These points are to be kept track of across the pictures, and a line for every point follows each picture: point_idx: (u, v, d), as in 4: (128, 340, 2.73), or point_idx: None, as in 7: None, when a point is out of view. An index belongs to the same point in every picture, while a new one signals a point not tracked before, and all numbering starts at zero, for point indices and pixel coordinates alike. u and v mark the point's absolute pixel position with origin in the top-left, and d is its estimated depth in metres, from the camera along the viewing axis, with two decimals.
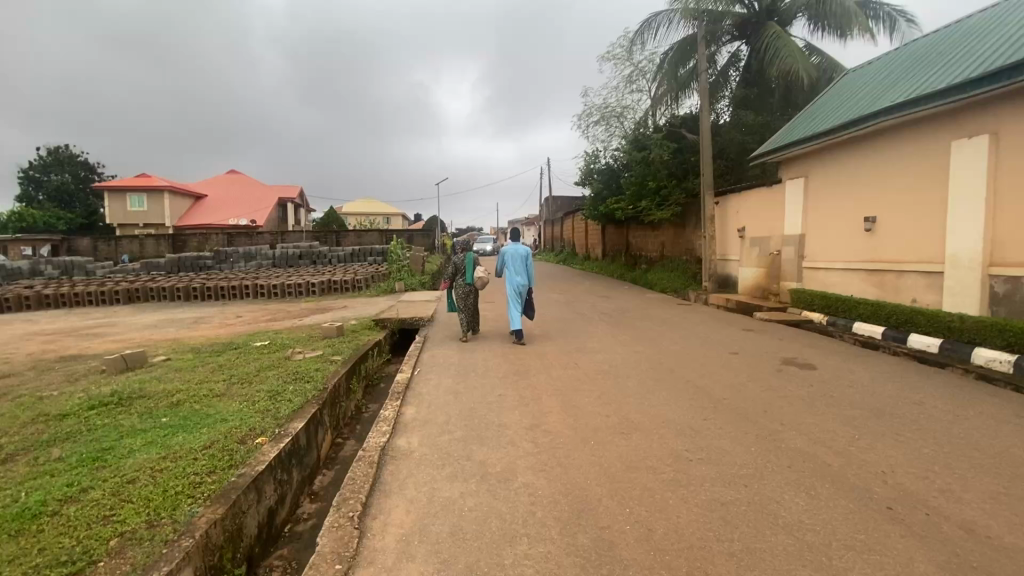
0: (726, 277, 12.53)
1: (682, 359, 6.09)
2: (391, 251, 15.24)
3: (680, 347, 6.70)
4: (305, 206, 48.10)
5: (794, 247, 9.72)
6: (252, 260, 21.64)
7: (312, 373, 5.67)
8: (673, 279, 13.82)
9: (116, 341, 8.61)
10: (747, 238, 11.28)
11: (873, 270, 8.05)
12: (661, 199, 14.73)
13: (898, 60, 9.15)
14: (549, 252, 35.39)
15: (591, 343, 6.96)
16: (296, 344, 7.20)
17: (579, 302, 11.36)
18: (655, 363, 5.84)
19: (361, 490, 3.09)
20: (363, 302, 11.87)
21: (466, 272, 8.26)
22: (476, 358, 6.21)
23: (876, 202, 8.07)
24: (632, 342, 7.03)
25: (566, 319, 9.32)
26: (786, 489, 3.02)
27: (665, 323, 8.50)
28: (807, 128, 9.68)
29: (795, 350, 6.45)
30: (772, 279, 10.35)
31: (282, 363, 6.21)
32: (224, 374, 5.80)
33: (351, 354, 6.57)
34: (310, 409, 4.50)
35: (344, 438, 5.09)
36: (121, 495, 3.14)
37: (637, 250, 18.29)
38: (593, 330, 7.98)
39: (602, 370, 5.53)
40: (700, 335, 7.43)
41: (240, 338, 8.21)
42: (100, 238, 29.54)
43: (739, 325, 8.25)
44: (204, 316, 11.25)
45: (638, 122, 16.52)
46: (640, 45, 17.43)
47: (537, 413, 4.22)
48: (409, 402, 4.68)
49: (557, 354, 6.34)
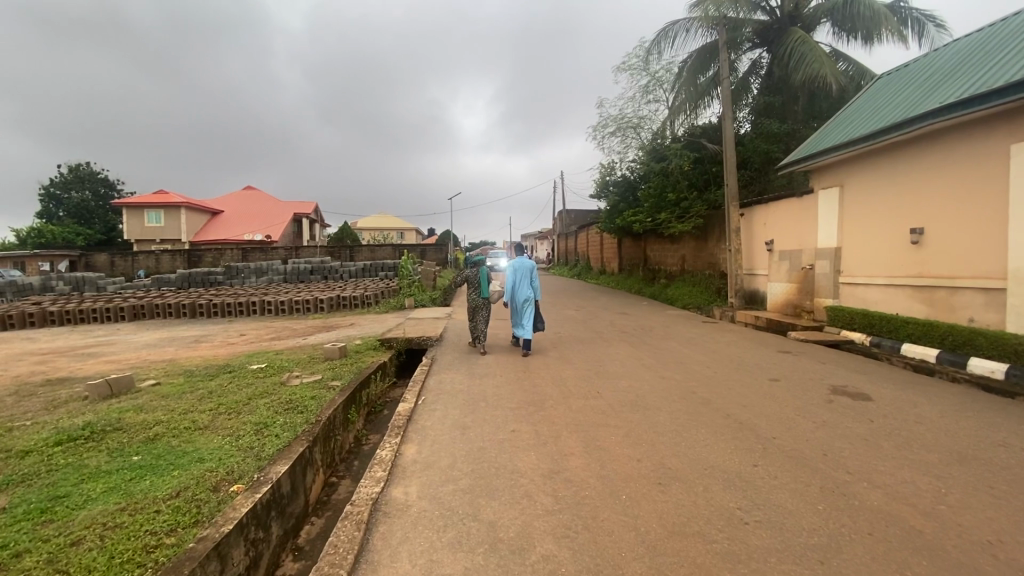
0: (752, 292, 11.84)
1: (717, 386, 5.46)
2: (401, 267, 14.78)
3: (711, 372, 6.07)
4: (320, 221, 48.14)
5: (829, 261, 9.04)
6: (263, 275, 21.37)
7: (307, 401, 5.13)
8: (696, 295, 13.16)
9: (111, 362, 8.19)
10: (776, 252, 10.62)
11: (920, 287, 7.36)
12: (681, 212, 14.11)
13: (940, 61, 8.50)
14: (564, 266, 34.79)
15: (614, 367, 6.35)
16: (295, 368, 6.69)
17: (597, 320, 10.74)
18: (686, 392, 5.23)
19: (343, 563, 2.51)
20: (371, 320, 11.38)
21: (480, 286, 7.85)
22: (486, 384, 5.65)
23: (921, 212, 7.40)
24: (658, 366, 6.39)
25: (584, 338, 8.72)
26: (874, 569, 2.39)
27: (693, 344, 7.84)
28: (841, 134, 9.04)
29: (842, 376, 5.78)
30: (804, 295, 9.67)
31: (276, 389, 5.69)
32: (212, 403, 5.30)
33: (351, 378, 6.02)
34: (297, 448, 3.93)
35: (339, 477, 4.53)
36: (57, 564, 2.62)
37: (656, 264, 17.65)
38: (614, 350, 7.38)
39: (627, 401, 4.93)
40: (732, 358, 6.79)
41: (239, 360, 7.74)
42: (116, 254, 29.62)
43: (774, 346, 7.58)
44: (206, 334, 10.83)
45: (655, 133, 15.97)
46: (657, 55, 16.97)
47: (556, 458, 3.64)
48: (410, 439, 4.10)
49: (576, 380, 5.75)
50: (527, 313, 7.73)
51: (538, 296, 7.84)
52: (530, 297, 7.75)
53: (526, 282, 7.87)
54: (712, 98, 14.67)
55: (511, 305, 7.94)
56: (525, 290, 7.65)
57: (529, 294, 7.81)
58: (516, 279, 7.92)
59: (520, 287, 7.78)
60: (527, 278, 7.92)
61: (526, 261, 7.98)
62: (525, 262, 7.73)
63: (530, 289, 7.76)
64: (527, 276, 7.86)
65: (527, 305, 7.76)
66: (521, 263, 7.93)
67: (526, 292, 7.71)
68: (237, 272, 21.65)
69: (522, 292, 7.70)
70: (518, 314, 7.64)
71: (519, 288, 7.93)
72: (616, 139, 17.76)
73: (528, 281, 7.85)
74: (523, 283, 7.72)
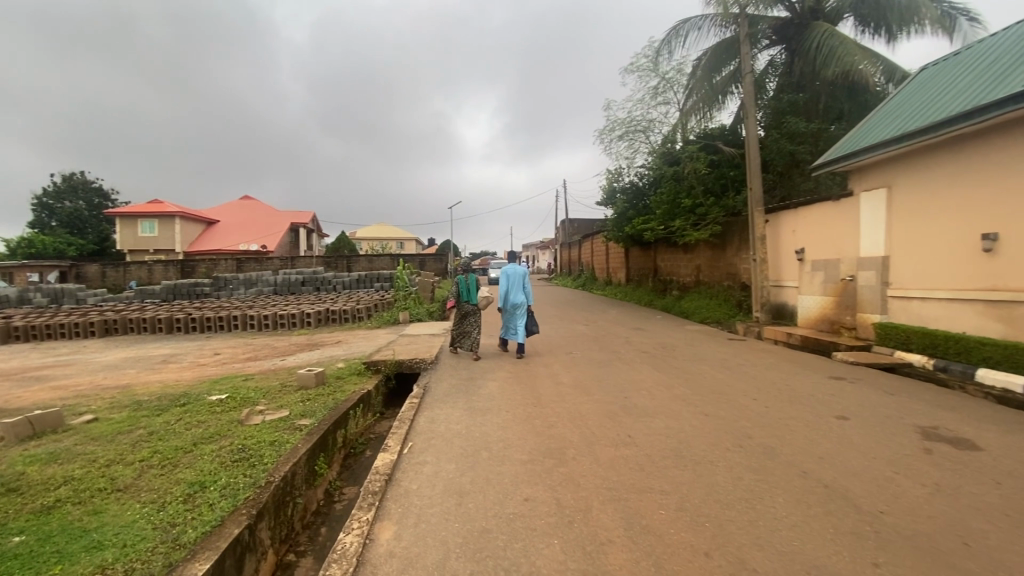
0: (780, 306, 10.78)
1: (777, 427, 4.41)
2: (395, 278, 13.73)
3: (762, 407, 5.02)
4: (317, 230, 47.17)
5: (875, 271, 8.02)
6: (252, 286, 20.33)
7: (262, 450, 4.08)
8: (715, 308, 12.12)
9: (57, 388, 7.12)
10: (808, 262, 9.60)
11: (995, 302, 6.34)
12: (697, 219, 13.08)
13: (1005, 47, 7.53)
14: (567, 276, 33.70)
15: (640, 398, 5.30)
16: (260, 399, 5.61)
17: (611, 336, 9.66)
18: (743, 437, 4.16)
19: None
20: (361, 337, 10.32)
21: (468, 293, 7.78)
22: (490, 422, 4.59)
23: (995, 215, 6.38)
24: (694, 397, 5.34)
25: (598, 356, 7.67)
26: None
27: (727, 368, 6.78)
28: (885, 130, 8.06)
29: (925, 414, 4.72)
30: (844, 310, 8.65)
31: (230, 430, 4.63)
32: (145, 450, 4.23)
33: (324, 415, 4.95)
34: (232, 530, 2.89)
35: (299, 554, 3.46)
36: None
37: (667, 274, 16.64)
38: (637, 375, 6.32)
39: (670, 451, 3.89)
40: (780, 387, 5.74)
41: (201, 386, 6.68)
42: (108, 264, 28.64)
43: (824, 372, 6.51)
44: (177, 353, 9.76)
45: (666, 136, 14.99)
46: (667, 54, 16.09)
47: (592, 550, 2.61)
48: (387, 515, 3.03)
49: (599, 417, 4.70)
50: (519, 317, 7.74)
51: (528, 301, 7.94)
52: (522, 302, 7.81)
53: (518, 287, 7.88)
54: (728, 99, 13.74)
55: (502, 310, 7.98)
56: (518, 296, 7.68)
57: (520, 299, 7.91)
58: (507, 283, 7.90)
59: (512, 293, 7.73)
60: (519, 283, 7.94)
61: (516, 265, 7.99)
62: (518, 269, 7.70)
63: (521, 294, 7.81)
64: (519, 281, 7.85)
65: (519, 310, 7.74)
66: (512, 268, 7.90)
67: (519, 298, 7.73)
68: (226, 284, 20.62)
69: (516, 298, 7.74)
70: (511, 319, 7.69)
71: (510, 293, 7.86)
72: (623, 144, 16.77)
73: (520, 286, 7.86)
74: (516, 288, 7.73)
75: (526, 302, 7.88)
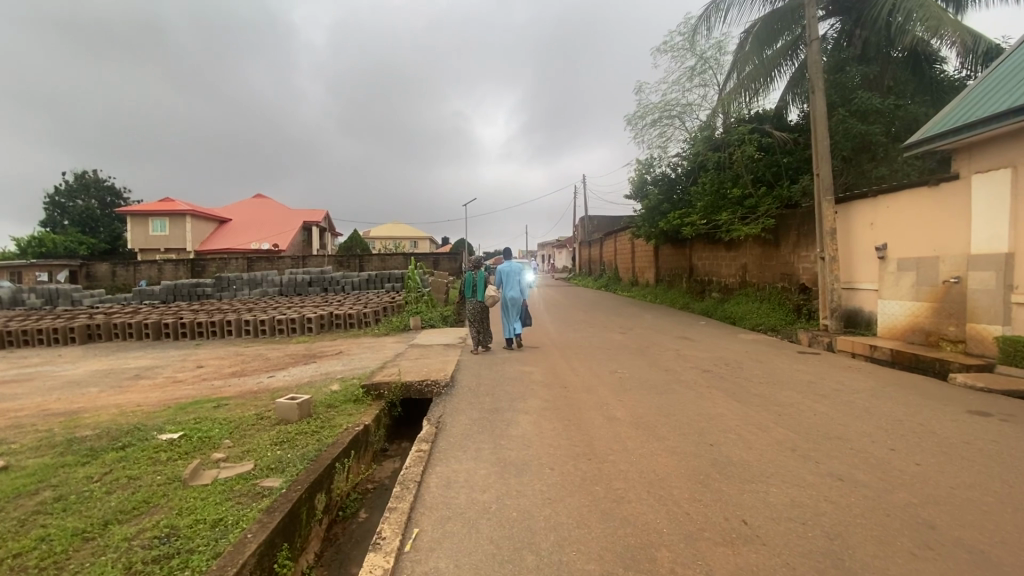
0: (852, 312, 9.25)
1: (964, 511, 2.94)
2: (406, 278, 12.31)
3: (914, 466, 3.54)
4: (330, 229, 46.06)
5: (993, 272, 6.46)
6: (257, 287, 19.21)
7: (195, 541, 2.74)
8: (769, 314, 10.62)
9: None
10: (893, 260, 8.07)
11: None
12: (746, 212, 11.56)
13: None
14: (587, 276, 32.11)
15: (733, 446, 3.89)
16: (222, 442, 4.25)
17: (656, 348, 8.23)
18: (925, 531, 2.73)
19: None
20: (365, 347, 9.00)
21: (477, 288, 7.67)
22: (532, 490, 3.18)
23: None
24: (808, 447, 3.87)
25: (650, 375, 6.24)
26: None
27: (824, 396, 5.31)
28: (1005, 99, 6.47)
29: None
30: (946, 319, 7.14)
31: (164, 497, 3.28)
32: (30, 535, 2.91)
33: (300, 470, 3.60)
34: None
35: None
36: None
37: (705, 274, 15.16)
38: (711, 408, 4.86)
39: (822, 560, 2.47)
40: (915, 429, 4.29)
41: (160, 415, 5.37)
42: (119, 263, 27.77)
43: (956, 404, 5.00)
44: (155, 366, 8.48)
45: (708, 120, 13.39)
46: (705, 31, 14.48)
47: None
48: None
49: (687, 482, 3.29)
50: (512, 312, 7.80)
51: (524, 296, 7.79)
52: (517, 299, 7.76)
53: (513, 283, 7.75)
54: (779, 76, 12.13)
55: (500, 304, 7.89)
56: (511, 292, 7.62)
57: (515, 294, 7.67)
58: (504, 280, 7.79)
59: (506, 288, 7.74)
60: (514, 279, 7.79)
61: (513, 262, 7.91)
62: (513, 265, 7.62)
63: (517, 290, 7.73)
64: (515, 277, 7.76)
65: (512, 306, 7.76)
66: (510, 266, 7.86)
67: (513, 295, 7.72)
68: (229, 284, 19.49)
69: (513, 294, 7.73)
70: (505, 313, 7.88)
71: (507, 289, 7.76)
72: (656, 131, 15.22)
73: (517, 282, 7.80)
74: (511, 284, 7.67)
75: (520, 298, 7.76)
